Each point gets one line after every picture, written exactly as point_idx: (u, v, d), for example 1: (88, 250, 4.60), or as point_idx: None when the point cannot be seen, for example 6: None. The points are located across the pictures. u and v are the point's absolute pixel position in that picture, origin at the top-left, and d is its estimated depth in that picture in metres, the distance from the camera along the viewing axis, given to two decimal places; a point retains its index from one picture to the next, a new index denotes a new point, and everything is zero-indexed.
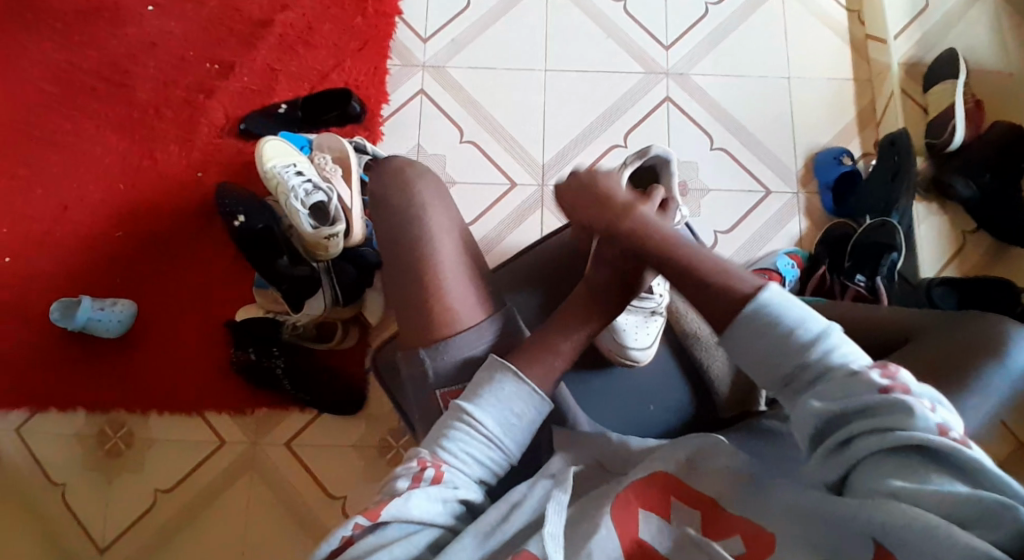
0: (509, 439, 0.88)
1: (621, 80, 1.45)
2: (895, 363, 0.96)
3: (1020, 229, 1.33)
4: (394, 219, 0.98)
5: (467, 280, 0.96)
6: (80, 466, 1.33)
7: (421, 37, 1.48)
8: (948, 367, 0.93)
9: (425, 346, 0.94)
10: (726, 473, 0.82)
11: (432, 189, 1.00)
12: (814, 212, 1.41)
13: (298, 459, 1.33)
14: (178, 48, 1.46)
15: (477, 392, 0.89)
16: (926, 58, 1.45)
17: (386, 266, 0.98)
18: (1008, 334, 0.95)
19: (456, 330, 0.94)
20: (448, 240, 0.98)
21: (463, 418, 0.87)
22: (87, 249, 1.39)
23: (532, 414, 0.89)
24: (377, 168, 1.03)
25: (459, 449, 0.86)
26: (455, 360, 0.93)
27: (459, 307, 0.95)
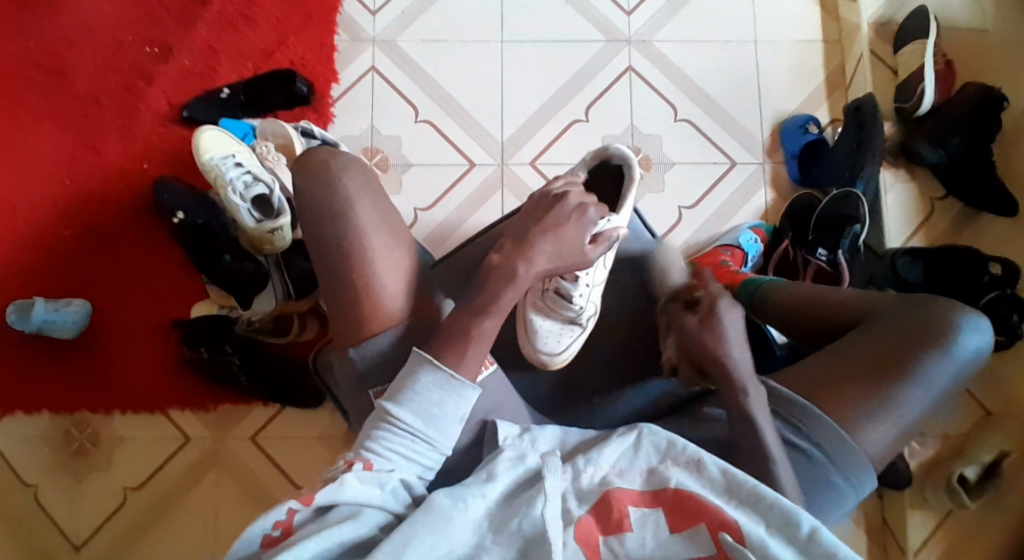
0: (434, 430, 0.91)
1: (581, 50, 1.39)
2: (846, 353, 1.03)
3: (990, 195, 1.32)
4: (321, 216, 0.98)
5: (403, 272, 0.99)
6: (49, 467, 1.34)
7: (369, 10, 1.41)
8: (897, 356, 1.01)
9: (354, 345, 0.97)
10: (684, 472, 0.91)
11: (359, 180, 0.99)
12: (779, 183, 1.37)
13: (265, 452, 1.35)
14: (116, 31, 1.40)
15: (399, 387, 0.91)
16: (898, 15, 1.39)
17: (319, 263, 0.99)
18: (959, 321, 1.02)
19: (385, 327, 0.97)
20: (379, 233, 0.98)
21: (388, 416, 0.90)
22: (35, 247, 1.36)
23: (455, 401, 0.92)
24: (300, 160, 1.00)
25: (385, 440, 0.90)
26: (378, 353, 0.96)
27: (393, 300, 0.98)
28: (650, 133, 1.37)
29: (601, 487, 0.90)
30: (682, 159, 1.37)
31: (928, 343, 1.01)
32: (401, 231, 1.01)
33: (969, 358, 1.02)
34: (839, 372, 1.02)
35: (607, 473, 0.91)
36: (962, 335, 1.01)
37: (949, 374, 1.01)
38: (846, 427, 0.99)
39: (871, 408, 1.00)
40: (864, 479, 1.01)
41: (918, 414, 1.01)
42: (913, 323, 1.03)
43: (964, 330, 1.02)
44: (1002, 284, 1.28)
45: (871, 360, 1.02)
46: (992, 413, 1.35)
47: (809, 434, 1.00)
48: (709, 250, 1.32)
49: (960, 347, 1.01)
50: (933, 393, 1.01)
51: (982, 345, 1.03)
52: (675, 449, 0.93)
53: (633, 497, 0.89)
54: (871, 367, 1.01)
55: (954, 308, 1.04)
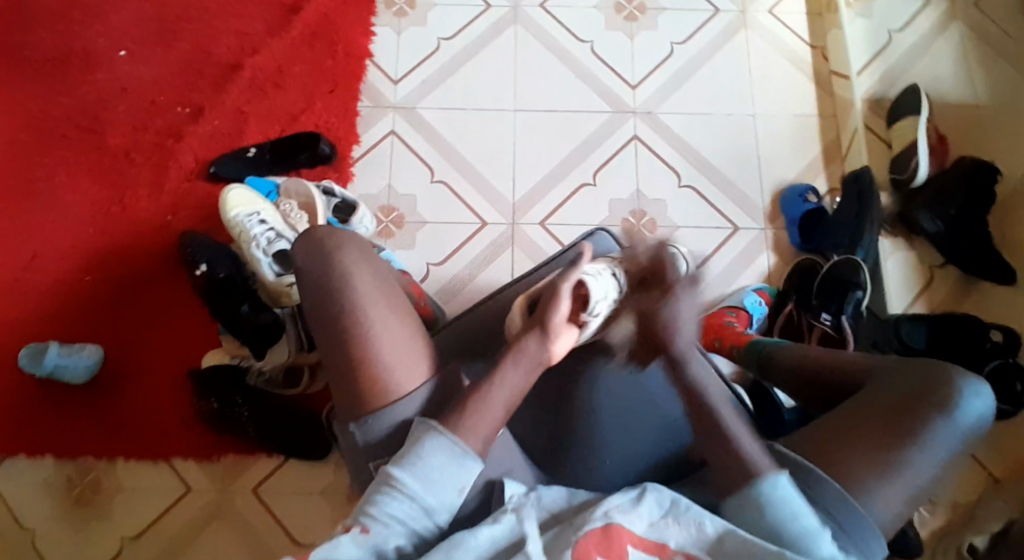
0: (432, 498, 0.91)
1: (589, 119, 1.46)
2: (849, 413, 1.02)
3: (990, 263, 1.35)
4: (321, 291, 1.02)
5: (402, 343, 1.00)
6: (48, 513, 1.33)
7: (391, 79, 1.49)
8: (899, 416, 1.00)
9: (354, 419, 0.99)
10: (687, 535, 0.89)
11: (355, 254, 1.04)
12: (781, 248, 1.41)
13: (266, 505, 1.34)
14: (151, 94, 1.48)
15: (401, 454, 0.92)
16: (888, 94, 1.47)
17: (322, 335, 1.02)
18: (960, 384, 1.01)
19: (395, 396, 0.98)
20: (377, 304, 1.01)
21: (389, 482, 0.91)
22: (56, 293, 1.40)
23: (455, 468, 0.92)
24: (302, 239, 1.06)
25: (384, 505, 0.90)
26: (386, 423, 0.98)
27: (396, 371, 0.99)
28: (656, 197, 1.42)
29: (603, 519, 0.88)
30: (687, 224, 1.41)
31: (930, 406, 1.00)
32: (401, 306, 1.04)
33: (973, 421, 1.00)
34: (843, 431, 1.01)
35: (608, 508, 0.89)
36: (964, 397, 1.00)
37: (952, 437, 0.99)
38: (852, 488, 0.97)
39: (877, 469, 0.98)
40: (872, 544, 0.97)
41: (922, 478, 0.98)
42: (914, 385, 1.02)
43: (966, 392, 1.01)
44: (1005, 352, 1.30)
45: (875, 419, 1.01)
46: (999, 480, 1.35)
47: (816, 494, 0.97)
48: (715, 311, 1.35)
49: (963, 410, 1.00)
50: (937, 457, 0.99)
51: (985, 409, 1.01)
52: (679, 509, 0.90)
53: (634, 536, 0.88)
54: (877, 428, 1.00)
55: (954, 372, 1.03)
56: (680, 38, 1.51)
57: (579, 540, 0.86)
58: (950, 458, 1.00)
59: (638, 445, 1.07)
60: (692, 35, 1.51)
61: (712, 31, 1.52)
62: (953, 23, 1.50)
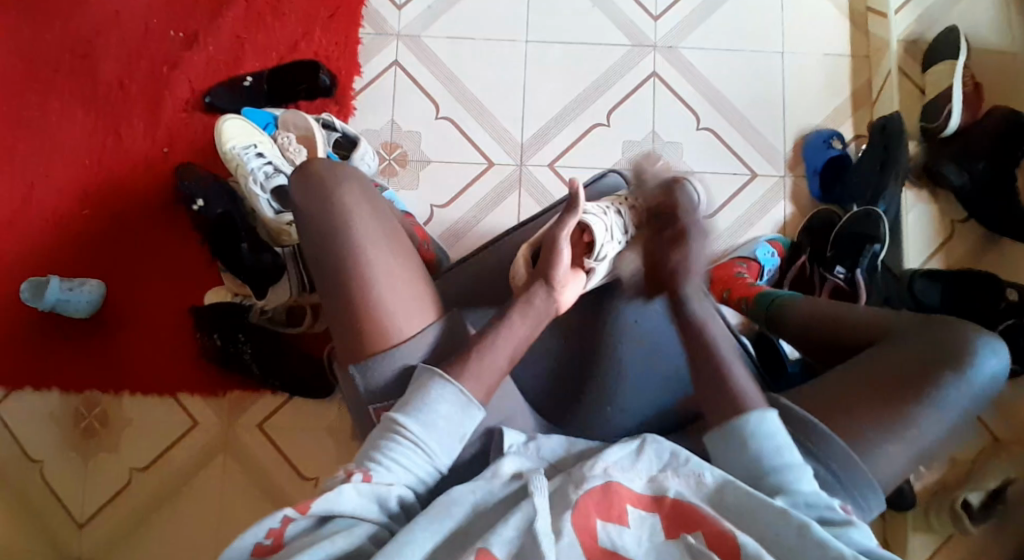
0: (435, 444, 0.91)
1: (606, 54, 1.37)
2: (859, 369, 1.01)
3: (1013, 220, 1.29)
4: (322, 231, 0.99)
5: (404, 289, 0.99)
6: (57, 444, 1.35)
7: (396, 4, 1.39)
8: (909, 375, 0.98)
9: (355, 362, 0.98)
10: (686, 487, 0.88)
11: (357, 194, 1.01)
12: (799, 197, 1.36)
13: (271, 440, 1.36)
14: (143, 15, 1.41)
15: (407, 400, 0.92)
16: (928, 34, 1.37)
17: (323, 281, 0.99)
18: (977, 342, 1.00)
19: (396, 343, 0.97)
20: (379, 247, 0.99)
21: (393, 427, 0.91)
22: (54, 225, 1.37)
23: (460, 416, 0.93)
24: (302, 172, 1.02)
25: (388, 451, 0.90)
26: (386, 372, 0.97)
27: (397, 316, 0.97)
28: (672, 141, 1.36)
29: (603, 477, 0.87)
30: (704, 170, 1.35)
31: (943, 365, 0.98)
32: (405, 248, 1.02)
33: (985, 382, 0.99)
34: (852, 389, 0.99)
35: (608, 466, 0.89)
36: (978, 357, 0.98)
37: (966, 397, 0.98)
38: (859, 446, 0.95)
39: (887, 429, 0.96)
40: (870, 498, 0.96)
41: (930, 440, 0.97)
42: (927, 344, 1.00)
43: (980, 352, 0.99)
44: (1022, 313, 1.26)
45: (887, 378, 0.99)
46: (1000, 439, 1.34)
47: (820, 450, 0.96)
48: (725, 262, 1.31)
49: (977, 370, 0.98)
50: (948, 418, 0.98)
51: (1000, 370, 0.99)
52: (679, 461, 0.90)
53: (633, 495, 0.87)
54: (887, 388, 0.98)
55: (969, 330, 1.01)
56: None
57: (579, 500, 0.85)
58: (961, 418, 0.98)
59: (639, 401, 1.06)
60: None
61: None
62: None
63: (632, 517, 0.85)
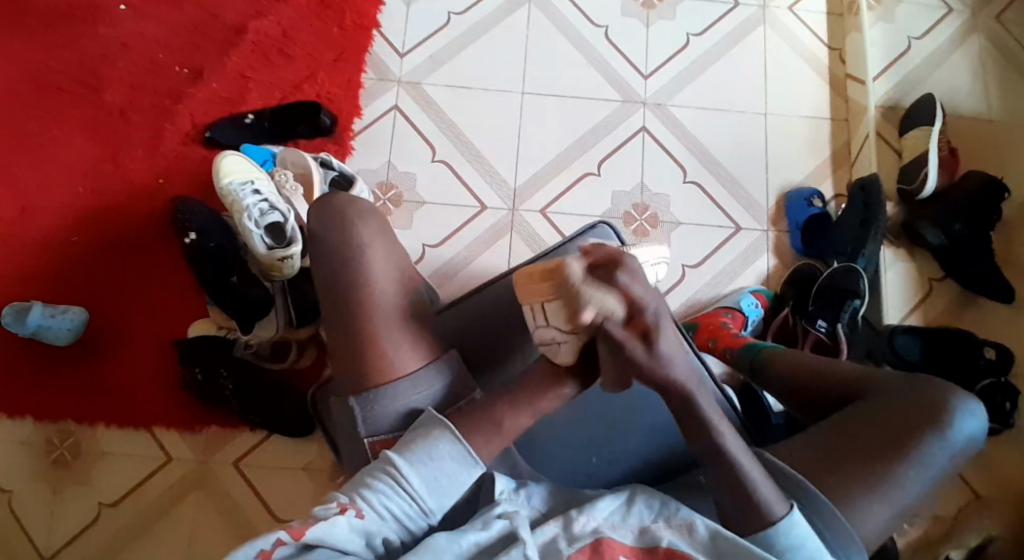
0: (431, 498, 0.88)
1: (598, 107, 1.42)
2: (842, 426, 1.02)
3: (988, 279, 1.34)
4: (334, 257, 1.02)
5: (409, 327, 1.01)
6: (27, 476, 1.32)
7: (398, 52, 1.44)
8: (893, 433, 1.00)
9: (355, 394, 0.99)
10: (677, 533, 0.88)
11: (373, 226, 1.03)
12: (782, 252, 1.40)
13: (248, 480, 1.33)
14: (149, 49, 1.43)
15: (408, 445, 0.90)
16: (904, 101, 1.44)
17: (330, 304, 1.01)
18: (955, 403, 1.01)
19: (396, 378, 0.99)
20: (388, 281, 1.02)
21: (390, 470, 0.88)
22: (44, 250, 1.37)
23: (461, 472, 0.90)
24: (318, 204, 1.03)
25: (381, 492, 0.87)
26: (387, 407, 0.98)
27: (394, 353, 0.99)
28: (661, 192, 1.40)
29: (593, 534, 0.86)
30: (690, 221, 1.39)
31: (922, 423, 0.99)
32: (410, 282, 1.04)
33: (965, 443, 1.01)
34: (838, 444, 1.00)
35: (598, 524, 0.88)
36: (959, 419, 1.00)
37: (947, 456, 0.99)
38: (845, 504, 0.96)
39: (871, 490, 0.97)
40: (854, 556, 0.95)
41: (912, 497, 0.98)
42: (908, 402, 1.02)
43: (959, 413, 1.00)
44: (998, 372, 1.30)
45: (869, 438, 1.00)
46: (981, 496, 1.35)
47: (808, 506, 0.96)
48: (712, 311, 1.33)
49: (957, 430, 1.00)
50: (929, 474, 0.99)
51: (978, 430, 1.01)
52: (669, 509, 0.90)
53: (626, 548, 0.86)
54: (869, 447, 0.99)
55: (950, 390, 1.03)
56: (697, 30, 1.47)
57: (572, 557, 0.85)
58: (941, 474, 1.00)
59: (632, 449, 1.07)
60: (710, 27, 1.47)
61: (730, 25, 1.48)
62: (973, 35, 1.47)
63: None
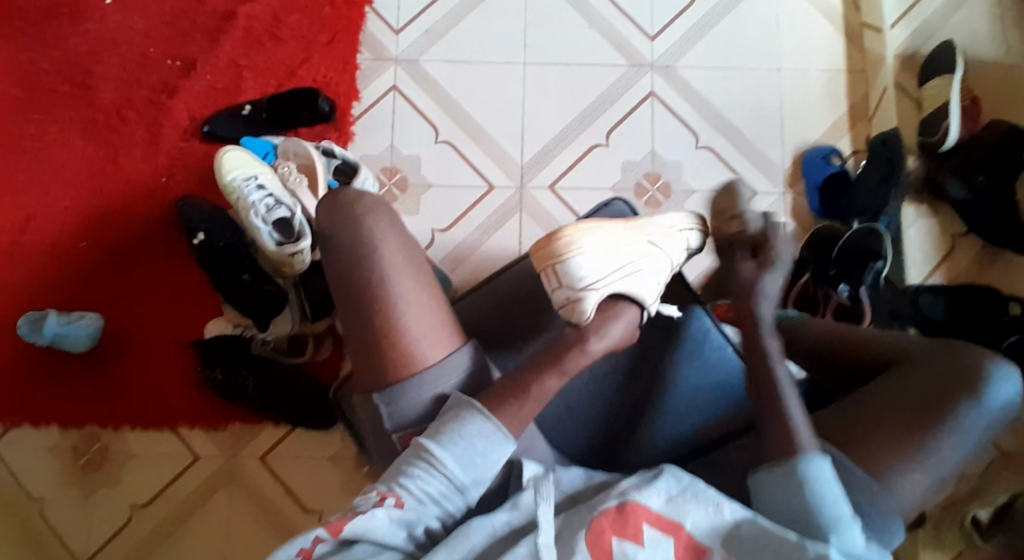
0: (468, 479, 0.89)
1: (604, 74, 1.37)
2: (875, 397, 1.01)
3: (1014, 234, 1.30)
4: (348, 255, 1.02)
5: (431, 316, 1.01)
6: (57, 482, 1.34)
7: (393, 28, 1.38)
8: (927, 404, 0.98)
9: (380, 390, 0.99)
10: (702, 511, 0.86)
11: (385, 222, 1.03)
12: (800, 213, 1.36)
13: (276, 473, 1.35)
14: (139, 43, 1.38)
15: (441, 428, 0.90)
16: (924, 49, 1.37)
17: (348, 305, 1.02)
18: (990, 368, 0.99)
19: (421, 367, 0.99)
20: (404, 275, 1.01)
21: (426, 456, 0.88)
22: (51, 257, 1.35)
23: (496, 451, 0.90)
24: (330, 199, 1.05)
25: (420, 479, 0.88)
26: (416, 397, 0.98)
27: (424, 344, 0.99)
28: (673, 160, 1.36)
29: (618, 498, 0.86)
30: (706, 188, 1.35)
31: (957, 392, 0.98)
32: (428, 276, 1.04)
33: (1001, 408, 0.98)
34: (871, 417, 0.99)
35: (624, 488, 0.88)
36: (992, 383, 0.98)
37: (984, 425, 0.97)
38: (879, 480, 0.95)
39: (905, 463, 0.96)
40: (892, 530, 0.96)
41: (947, 470, 0.96)
42: (943, 372, 1.00)
43: (996, 377, 0.98)
44: None
45: (903, 411, 0.99)
46: (1008, 452, 1.33)
47: (842, 481, 0.96)
48: None
49: (993, 397, 0.97)
50: (967, 445, 0.97)
51: (1013, 395, 0.98)
52: (698, 487, 0.87)
53: (650, 515, 0.85)
54: (902, 420, 0.98)
55: (985, 355, 1.01)
56: None
57: (595, 520, 0.84)
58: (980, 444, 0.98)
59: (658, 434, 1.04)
60: None
61: None
62: None
63: (647, 538, 0.84)
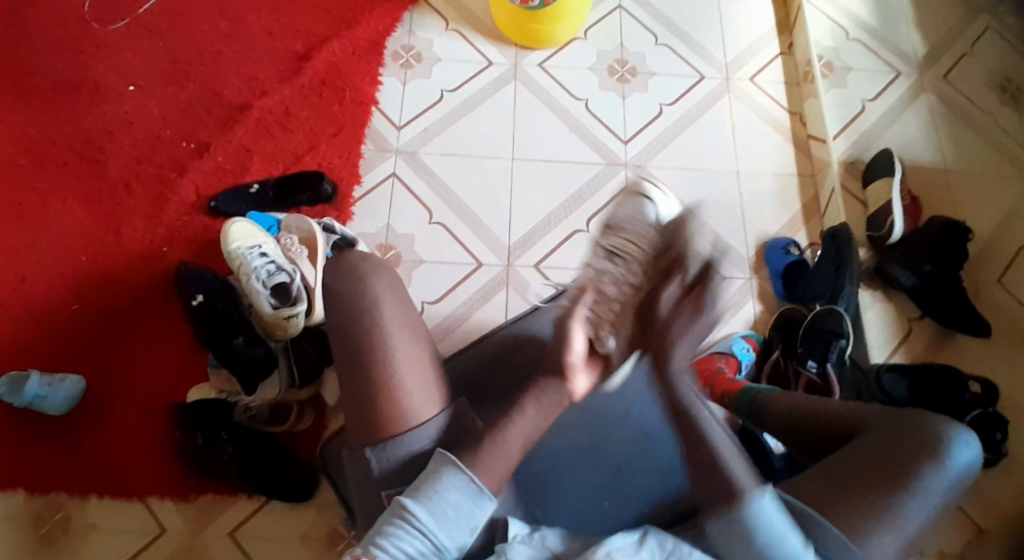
0: (444, 538, 0.91)
1: (583, 170, 1.51)
2: (841, 458, 1.04)
3: (960, 319, 1.42)
4: (347, 310, 1.04)
5: (423, 375, 1.03)
6: (16, 552, 1.28)
7: (395, 125, 1.52)
8: (896, 463, 1.02)
9: (371, 445, 1.00)
10: None
11: (384, 280, 1.06)
12: (766, 298, 1.47)
13: (243, 550, 1.31)
14: (155, 127, 1.49)
15: (415, 487, 0.93)
16: (863, 156, 1.55)
17: (344, 357, 1.03)
18: (949, 433, 1.03)
19: (409, 424, 1.00)
20: (399, 332, 1.04)
21: (401, 515, 0.91)
22: (42, 319, 1.37)
23: (470, 507, 0.93)
24: (333, 261, 1.08)
25: (395, 539, 0.90)
26: (399, 453, 0.99)
27: (415, 399, 1.01)
28: None
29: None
30: None
31: (919, 453, 1.01)
32: (422, 335, 1.06)
33: (963, 470, 1.02)
34: (838, 478, 1.02)
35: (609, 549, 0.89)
36: (954, 446, 1.02)
37: (946, 485, 1.01)
38: (851, 533, 0.98)
39: (874, 517, 0.98)
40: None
41: (914, 528, 0.99)
42: (904, 435, 1.04)
43: (954, 442, 1.02)
44: (983, 403, 1.35)
45: (867, 471, 1.02)
46: (984, 528, 1.36)
47: (819, 540, 0.98)
48: (705, 357, 1.38)
49: (953, 458, 1.01)
50: (930, 504, 1.00)
51: (973, 457, 1.03)
52: (681, 550, 0.90)
53: None
54: (868, 479, 1.01)
55: (943, 422, 1.05)
56: (669, 100, 1.59)
57: None
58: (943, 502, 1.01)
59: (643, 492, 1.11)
60: (680, 97, 1.59)
61: (699, 94, 1.60)
62: (923, 94, 1.60)
63: None
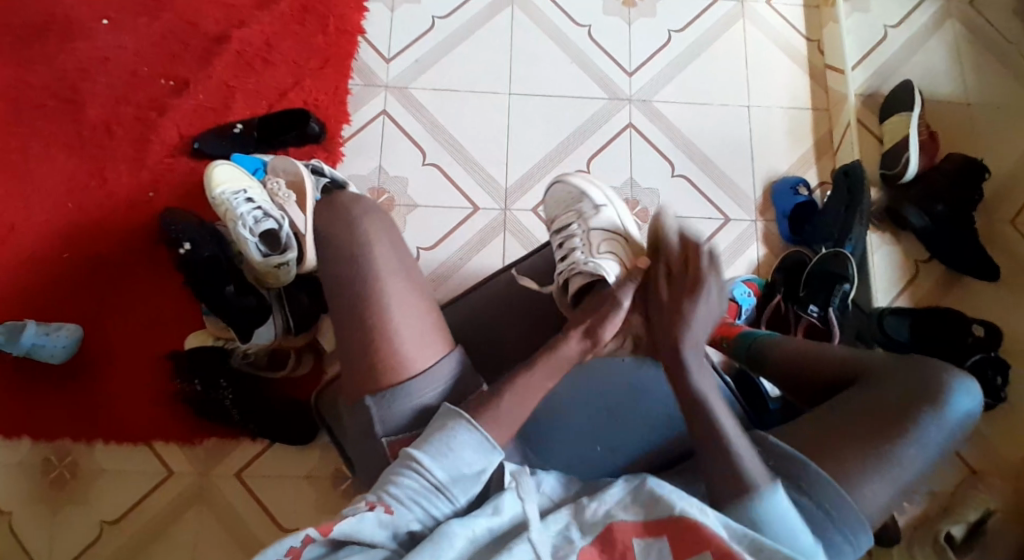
0: (457, 489, 0.86)
1: (585, 105, 1.44)
2: (840, 405, 0.98)
3: (971, 260, 1.37)
4: (334, 260, 0.97)
5: (420, 319, 0.96)
6: (26, 495, 1.30)
7: (384, 58, 1.46)
8: (892, 412, 0.96)
9: (371, 393, 0.93)
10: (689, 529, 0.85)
11: (375, 221, 0.99)
12: (771, 240, 1.41)
13: (250, 490, 1.32)
14: (134, 64, 1.43)
15: (428, 438, 0.88)
16: (882, 88, 1.47)
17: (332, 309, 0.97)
18: (951, 380, 0.97)
19: (408, 374, 0.93)
20: (394, 275, 0.96)
21: (413, 465, 0.86)
22: (33, 268, 1.36)
23: (483, 461, 0.88)
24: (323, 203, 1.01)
25: (407, 487, 0.85)
26: (404, 408, 0.93)
27: (409, 346, 0.94)
28: (649, 187, 1.42)
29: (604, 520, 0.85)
30: (679, 214, 1.41)
31: (917, 401, 0.95)
32: (417, 275, 1.00)
33: (962, 418, 0.96)
34: (834, 429, 0.96)
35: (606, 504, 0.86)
36: (954, 394, 0.96)
37: (943, 434, 0.95)
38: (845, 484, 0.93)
39: (868, 467, 0.93)
40: (863, 539, 0.93)
41: (909, 477, 0.94)
42: (906, 382, 0.97)
43: (956, 388, 0.96)
44: (987, 347, 1.31)
45: (865, 420, 0.96)
46: (977, 471, 1.34)
47: (810, 488, 0.93)
48: None
49: (953, 405, 0.95)
50: (926, 453, 0.95)
51: (974, 405, 0.97)
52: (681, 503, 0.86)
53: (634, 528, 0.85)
54: (866, 428, 0.95)
55: (944, 367, 0.99)
56: (678, 26, 1.49)
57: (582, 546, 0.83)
58: (939, 452, 0.95)
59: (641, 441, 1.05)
60: (689, 23, 1.50)
61: (709, 20, 1.50)
62: (949, 19, 1.50)
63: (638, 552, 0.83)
